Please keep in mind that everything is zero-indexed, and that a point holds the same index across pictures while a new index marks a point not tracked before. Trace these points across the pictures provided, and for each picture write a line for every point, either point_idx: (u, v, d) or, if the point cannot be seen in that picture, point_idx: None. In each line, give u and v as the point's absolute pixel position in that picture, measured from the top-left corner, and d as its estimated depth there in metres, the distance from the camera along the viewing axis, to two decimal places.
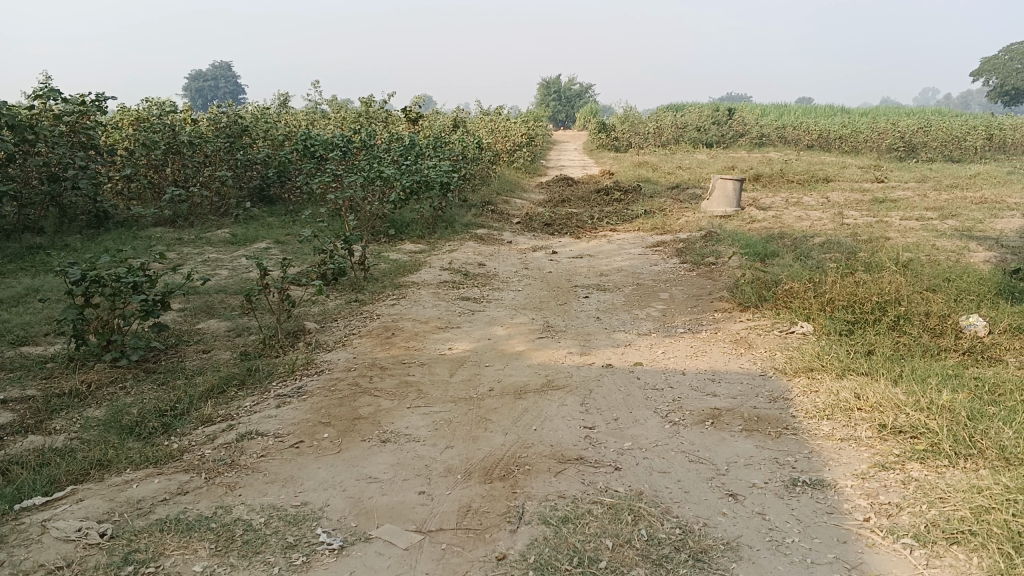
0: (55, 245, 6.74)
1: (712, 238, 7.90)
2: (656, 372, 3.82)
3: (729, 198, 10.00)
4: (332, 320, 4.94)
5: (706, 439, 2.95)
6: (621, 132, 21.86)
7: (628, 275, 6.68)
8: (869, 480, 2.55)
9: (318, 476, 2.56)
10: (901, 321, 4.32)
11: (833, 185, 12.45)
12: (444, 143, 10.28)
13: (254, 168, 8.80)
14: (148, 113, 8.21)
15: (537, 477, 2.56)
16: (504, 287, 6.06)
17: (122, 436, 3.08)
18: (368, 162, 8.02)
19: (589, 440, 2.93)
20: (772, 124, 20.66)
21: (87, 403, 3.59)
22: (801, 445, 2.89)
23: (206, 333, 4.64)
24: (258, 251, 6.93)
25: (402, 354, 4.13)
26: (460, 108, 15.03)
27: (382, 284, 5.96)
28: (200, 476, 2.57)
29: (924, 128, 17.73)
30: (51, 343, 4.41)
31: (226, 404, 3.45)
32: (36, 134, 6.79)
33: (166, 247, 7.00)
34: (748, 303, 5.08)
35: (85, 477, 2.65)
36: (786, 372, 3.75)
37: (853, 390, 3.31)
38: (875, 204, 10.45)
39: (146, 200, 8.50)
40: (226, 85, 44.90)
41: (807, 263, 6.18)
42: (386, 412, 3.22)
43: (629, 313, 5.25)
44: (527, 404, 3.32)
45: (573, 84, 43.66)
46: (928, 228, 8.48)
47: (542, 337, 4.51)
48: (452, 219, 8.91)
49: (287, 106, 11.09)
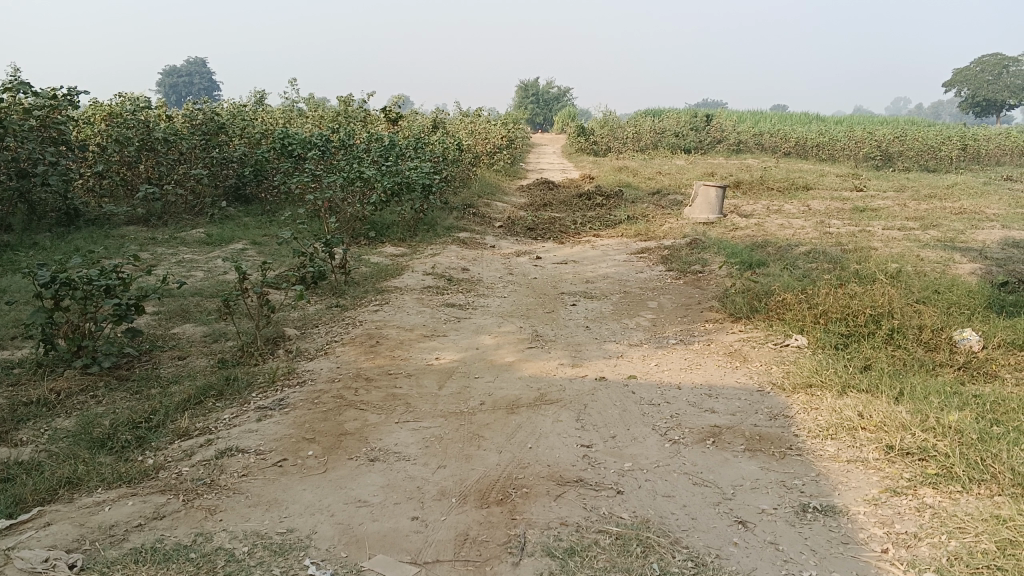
0: (24, 244, 6.51)
1: (698, 245, 7.82)
2: (651, 386, 3.71)
3: (712, 205, 9.94)
4: (313, 326, 4.77)
5: (709, 460, 2.84)
6: (600, 136, 21.78)
7: (614, 282, 6.58)
8: (882, 507, 2.46)
9: (304, 499, 2.41)
10: (895, 335, 4.23)
11: (813, 193, 12.47)
12: (424, 144, 10.14)
13: (230, 166, 8.60)
14: (122, 108, 8.00)
15: (536, 501, 2.43)
16: (489, 294, 5.93)
17: (93, 451, 2.90)
18: (348, 163, 7.86)
19: (588, 460, 2.80)
20: (749, 130, 20.68)
21: (56, 412, 3.41)
22: (808, 468, 2.79)
23: (181, 338, 4.46)
24: (234, 252, 6.74)
25: (387, 364, 3.97)
26: (439, 110, 14.90)
27: (364, 288, 5.81)
28: (177, 499, 2.41)
29: (900, 137, 17.87)
30: (19, 347, 4.22)
31: (203, 416, 3.28)
32: (4, 128, 6.56)
33: (140, 247, 6.79)
34: (740, 314, 4.99)
35: (52, 497, 2.46)
36: (785, 388, 3.65)
37: (856, 408, 3.21)
38: (856, 213, 10.44)
39: (119, 198, 8.27)
40: (202, 81, 44.33)
41: (795, 273, 6.11)
42: (374, 427, 3.08)
43: (618, 322, 5.15)
44: (520, 420, 3.18)
45: (551, 87, 43.58)
46: (910, 238, 8.47)
47: (532, 348, 4.38)
48: (433, 222, 8.76)
49: (264, 104, 10.89)
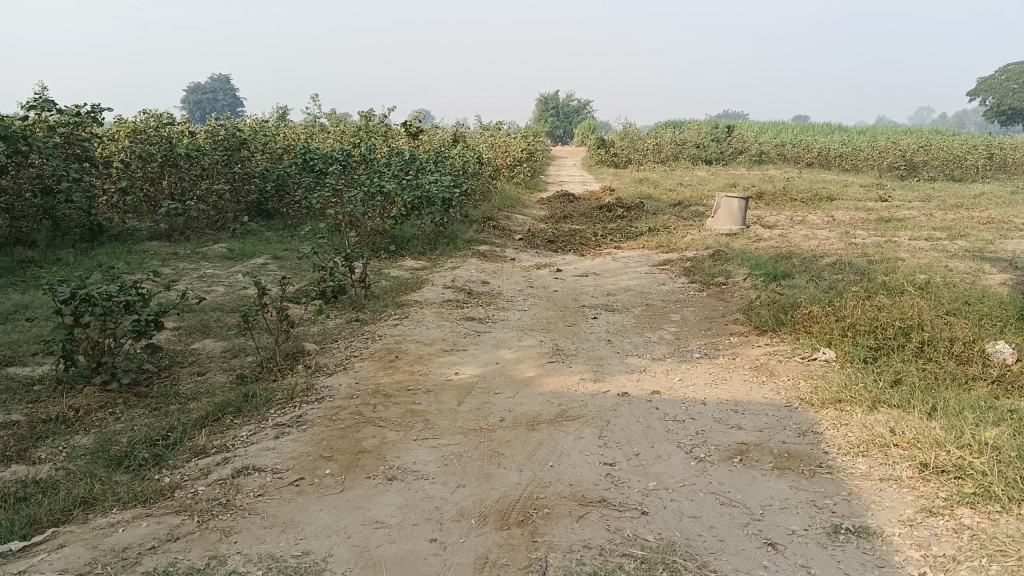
0: (48, 259, 6.55)
1: (721, 256, 7.72)
2: (676, 402, 3.63)
3: (734, 216, 9.83)
4: (332, 341, 4.74)
5: (736, 478, 2.76)
6: (621, 148, 21.71)
7: (636, 295, 6.49)
8: (918, 529, 2.36)
9: (320, 520, 2.36)
10: (926, 348, 4.11)
11: (837, 204, 12.31)
12: (445, 158, 10.13)
13: (252, 181, 8.63)
14: (146, 124, 8.10)
15: (558, 522, 2.36)
16: (509, 307, 5.87)
17: (110, 469, 2.87)
18: (369, 177, 7.87)
19: (611, 478, 2.73)
20: (771, 141, 20.52)
21: (74, 430, 3.38)
22: (839, 486, 2.69)
23: (201, 354, 4.44)
24: (255, 267, 6.74)
25: (406, 379, 3.92)
26: (460, 123, 14.93)
27: (384, 302, 5.77)
28: (192, 520, 2.37)
29: (924, 147, 17.65)
30: (39, 364, 4.22)
31: (221, 433, 3.25)
32: (29, 145, 6.63)
33: (162, 262, 6.81)
34: (765, 327, 4.90)
35: (66, 517, 2.43)
36: (813, 403, 3.55)
37: (888, 424, 3.11)
38: (881, 224, 10.28)
39: (142, 213, 8.32)
40: (225, 98, 44.84)
41: (821, 285, 6.00)
42: (392, 444, 3.02)
43: (641, 336, 5.06)
44: (541, 437, 3.12)
45: (571, 100, 43.65)
46: (938, 249, 8.31)
47: (553, 362, 4.31)
48: (454, 235, 8.73)
49: (286, 120, 10.95)
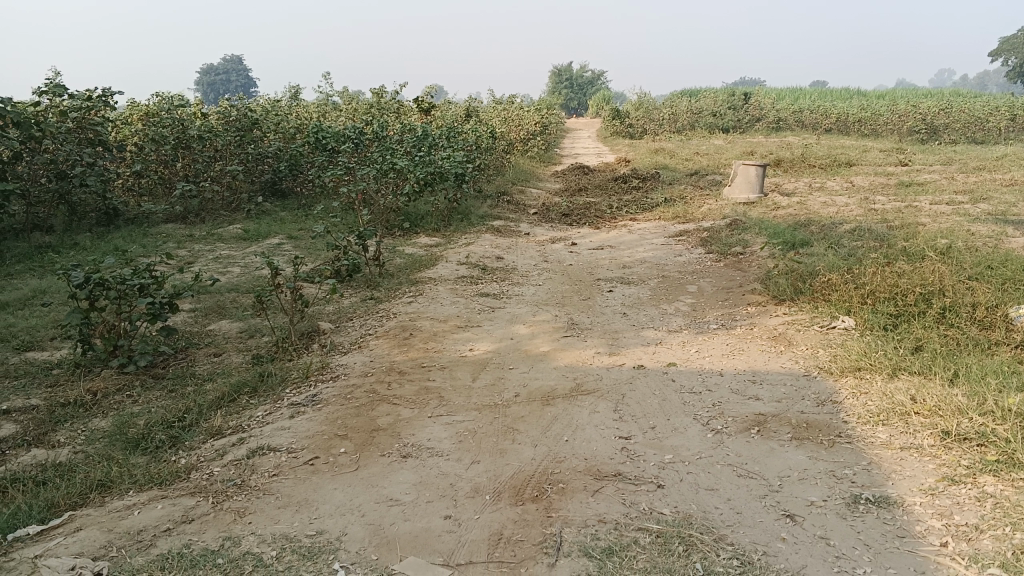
0: (65, 244, 6.58)
1: (738, 226, 7.63)
2: (692, 374, 3.59)
3: (752, 184, 9.70)
4: (347, 320, 4.73)
5: (754, 450, 2.72)
6: (636, 118, 21.49)
7: (652, 266, 6.43)
8: (940, 498, 2.32)
9: (335, 499, 2.36)
10: (948, 314, 4.04)
11: (856, 170, 12.13)
12: (457, 133, 10.06)
13: (266, 162, 8.62)
14: (158, 107, 8.09)
15: (573, 497, 2.35)
16: (524, 282, 5.84)
17: (127, 451, 2.88)
18: (381, 154, 7.83)
19: (626, 452, 2.70)
20: (788, 107, 20.20)
21: (92, 413, 3.40)
22: (858, 456, 2.65)
23: (217, 335, 4.45)
24: (270, 248, 6.74)
25: (421, 357, 3.91)
26: (472, 98, 14.82)
27: (398, 279, 5.76)
28: (207, 501, 2.37)
29: (946, 109, 17.31)
30: (58, 348, 4.24)
31: (237, 414, 3.25)
32: (42, 131, 6.64)
33: (177, 244, 6.82)
34: (783, 297, 4.84)
35: (83, 501, 2.44)
36: (832, 372, 3.51)
37: (908, 392, 3.06)
38: (901, 189, 10.11)
39: (158, 196, 8.34)
40: (239, 79, 44.77)
41: (840, 252, 5.91)
42: (407, 422, 3.01)
43: (657, 308, 5.02)
44: (555, 412, 3.10)
45: (585, 72, 43.23)
46: (960, 213, 8.17)
47: (568, 336, 4.28)
48: (468, 211, 8.68)
49: (298, 99, 10.91)
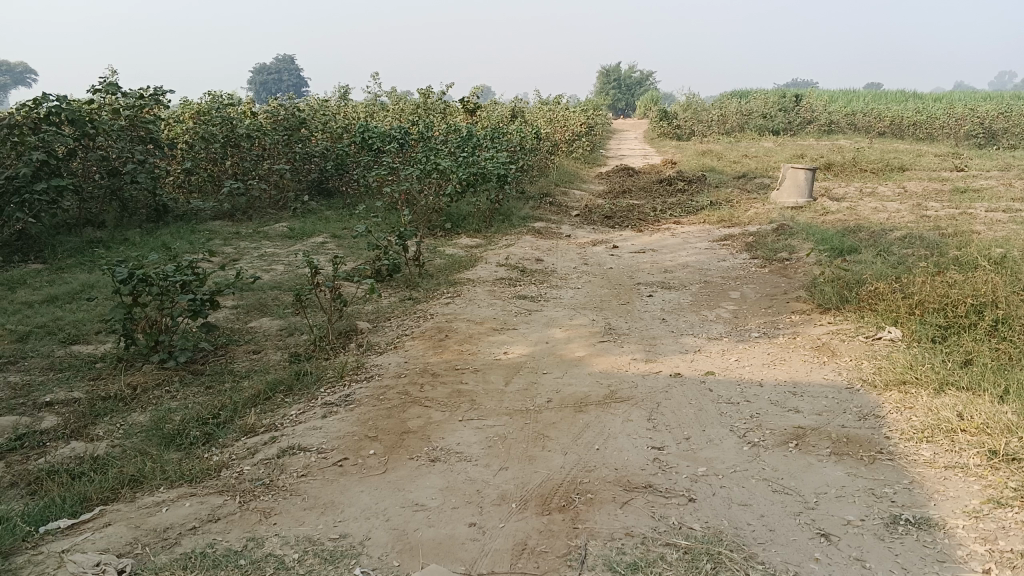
0: (115, 239, 6.72)
1: (785, 231, 7.48)
2: (730, 383, 3.51)
3: (800, 188, 9.50)
4: (385, 320, 4.74)
5: (791, 465, 2.64)
6: (683, 120, 21.27)
7: (694, 271, 6.33)
8: (985, 521, 2.22)
9: (361, 502, 2.35)
10: (1000, 326, 3.89)
11: (910, 175, 11.82)
12: (502, 133, 10.05)
13: (312, 161, 8.70)
14: (208, 105, 8.22)
15: (601, 508, 2.30)
16: (563, 285, 5.79)
17: (162, 447, 2.92)
18: (425, 155, 7.86)
19: (658, 463, 2.65)
20: (841, 109, 19.78)
21: (132, 407, 3.45)
22: (899, 474, 2.56)
23: (257, 332, 4.49)
24: (314, 246, 6.80)
25: (455, 359, 3.90)
26: (519, 99, 14.80)
27: (437, 280, 5.76)
28: (234, 500, 2.39)
29: (1005, 113, 16.78)
30: (102, 342, 4.33)
31: (270, 412, 3.27)
32: (95, 128, 6.79)
33: (223, 241, 6.93)
34: (828, 305, 4.72)
35: (115, 496, 2.47)
36: (876, 385, 3.40)
37: (955, 409, 2.95)
38: (956, 195, 9.81)
39: (207, 193, 8.48)
40: (290, 78, 45.46)
41: (890, 260, 5.75)
42: (437, 425, 3.00)
43: (697, 314, 4.94)
44: (588, 419, 3.05)
45: (634, 72, 42.94)
46: (1017, 221, 7.89)
47: (604, 341, 4.23)
48: (510, 213, 8.66)
49: (346, 99, 11.01)
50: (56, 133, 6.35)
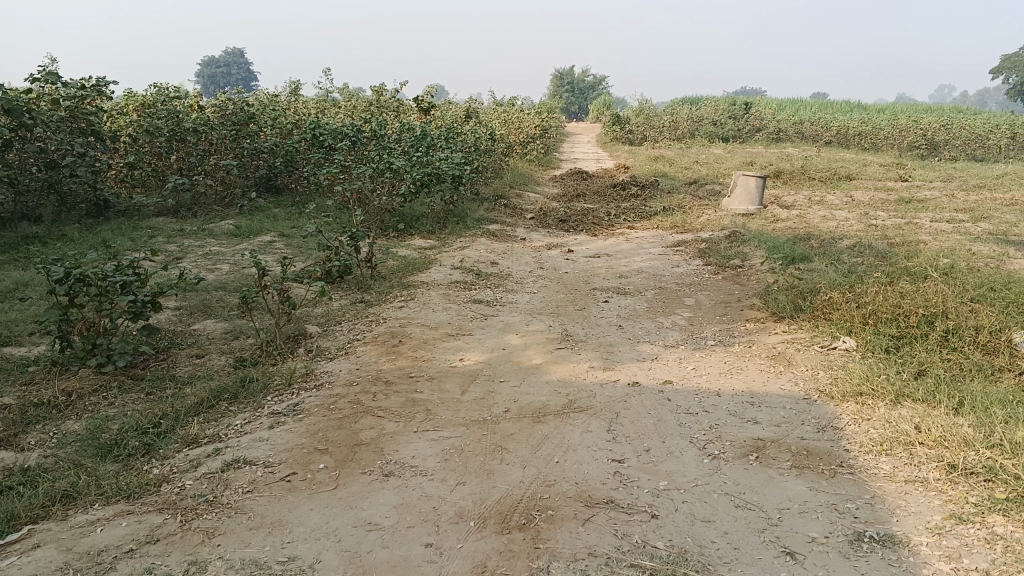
0: (52, 235, 6.43)
1: (737, 238, 7.53)
2: (688, 393, 3.47)
3: (751, 195, 9.59)
4: (335, 324, 4.60)
5: (752, 478, 2.61)
6: (636, 125, 21.41)
7: (649, 277, 6.32)
8: (948, 538, 2.21)
9: (310, 521, 2.24)
10: (951, 337, 3.93)
11: (856, 183, 12.07)
12: (456, 134, 9.94)
13: (261, 157, 8.47)
14: (153, 98, 7.94)
15: (562, 527, 2.23)
16: (518, 289, 5.71)
17: (97, 459, 2.75)
18: (378, 154, 7.72)
19: (619, 477, 2.58)
20: (789, 118, 20.14)
21: (66, 415, 3.26)
22: (860, 489, 2.54)
23: (201, 335, 4.31)
24: (261, 245, 6.61)
25: (408, 365, 3.79)
26: (473, 100, 14.70)
27: (389, 283, 5.63)
28: (175, 519, 2.25)
29: (946, 125, 17.29)
30: (36, 344, 4.10)
31: (215, 421, 3.12)
32: (33, 119, 6.48)
33: (167, 238, 6.69)
34: (783, 313, 4.73)
35: (45, 513, 2.31)
36: (833, 396, 3.39)
37: (912, 421, 2.95)
38: (901, 205, 10.02)
39: (150, 188, 8.20)
40: (240, 71, 44.57)
41: (841, 268, 5.81)
42: (391, 437, 2.89)
43: (653, 321, 4.91)
44: (546, 430, 2.97)
45: (587, 76, 43.22)
46: (960, 231, 8.08)
47: (561, 348, 4.16)
48: (463, 214, 8.56)
49: (297, 95, 10.78)
50: None
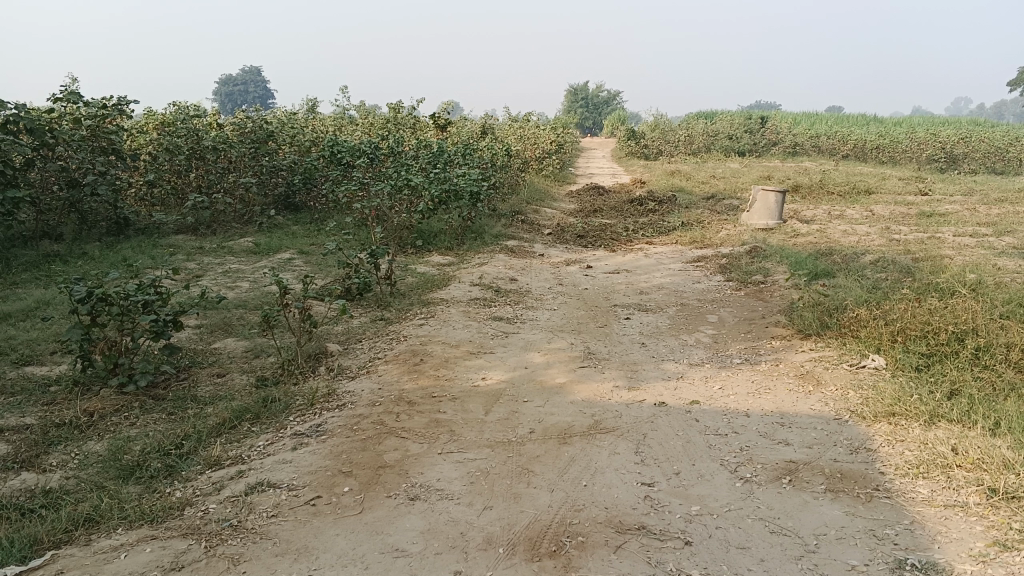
0: (73, 253, 6.46)
1: (758, 253, 7.45)
2: (716, 414, 3.40)
3: (771, 210, 9.52)
4: (356, 342, 4.56)
5: (786, 503, 2.54)
6: (651, 140, 21.37)
7: (670, 294, 6.26)
8: (993, 566, 2.13)
9: (337, 547, 2.20)
10: (983, 355, 3.84)
11: (876, 197, 11.97)
12: (473, 150, 9.94)
13: (279, 174, 8.48)
14: (173, 117, 7.98)
15: (593, 554, 2.18)
16: (539, 306, 5.67)
17: (120, 481, 2.72)
18: (396, 170, 7.72)
19: (650, 501, 2.52)
20: (806, 132, 20.05)
21: (88, 435, 3.24)
22: (899, 514, 2.47)
23: (222, 354, 4.29)
24: (280, 263, 6.61)
25: (431, 385, 3.74)
26: (488, 116, 14.72)
27: (409, 300, 5.60)
28: (199, 544, 2.22)
29: (965, 138, 17.12)
30: (58, 363, 4.10)
31: (237, 443, 3.09)
32: (55, 138, 6.52)
33: (186, 256, 6.70)
34: (809, 331, 4.65)
35: (69, 538, 2.28)
36: (865, 417, 3.31)
37: (950, 443, 2.87)
38: (923, 218, 9.92)
39: (170, 205, 8.24)
40: (256, 89, 44.93)
41: (866, 284, 5.72)
42: (415, 459, 2.85)
43: (677, 338, 4.84)
44: (573, 452, 2.92)
45: (601, 91, 43.28)
46: (985, 245, 7.98)
47: (585, 367, 4.11)
48: (481, 230, 8.53)
49: (315, 112, 10.82)
50: (12, 142, 6.06)
